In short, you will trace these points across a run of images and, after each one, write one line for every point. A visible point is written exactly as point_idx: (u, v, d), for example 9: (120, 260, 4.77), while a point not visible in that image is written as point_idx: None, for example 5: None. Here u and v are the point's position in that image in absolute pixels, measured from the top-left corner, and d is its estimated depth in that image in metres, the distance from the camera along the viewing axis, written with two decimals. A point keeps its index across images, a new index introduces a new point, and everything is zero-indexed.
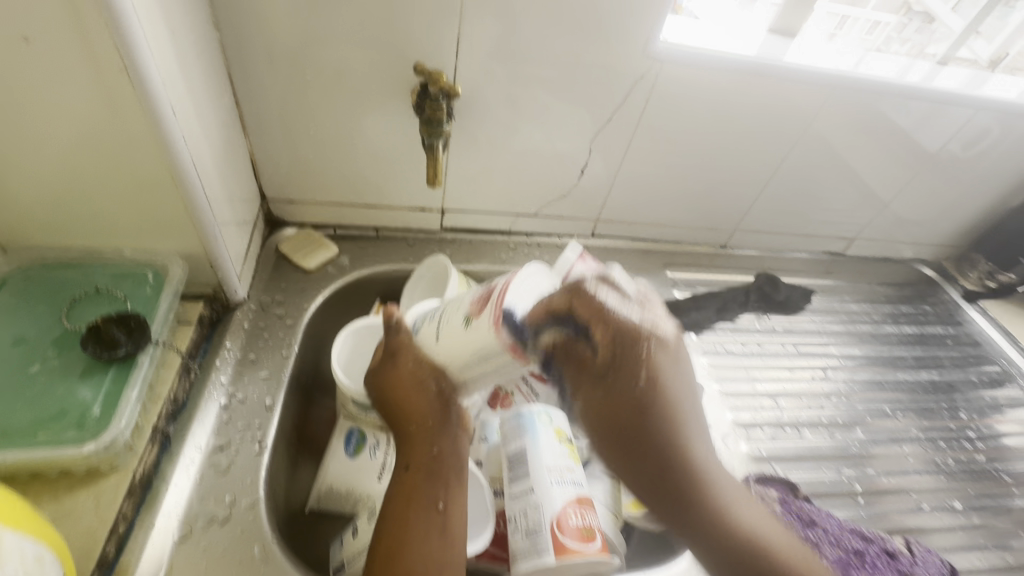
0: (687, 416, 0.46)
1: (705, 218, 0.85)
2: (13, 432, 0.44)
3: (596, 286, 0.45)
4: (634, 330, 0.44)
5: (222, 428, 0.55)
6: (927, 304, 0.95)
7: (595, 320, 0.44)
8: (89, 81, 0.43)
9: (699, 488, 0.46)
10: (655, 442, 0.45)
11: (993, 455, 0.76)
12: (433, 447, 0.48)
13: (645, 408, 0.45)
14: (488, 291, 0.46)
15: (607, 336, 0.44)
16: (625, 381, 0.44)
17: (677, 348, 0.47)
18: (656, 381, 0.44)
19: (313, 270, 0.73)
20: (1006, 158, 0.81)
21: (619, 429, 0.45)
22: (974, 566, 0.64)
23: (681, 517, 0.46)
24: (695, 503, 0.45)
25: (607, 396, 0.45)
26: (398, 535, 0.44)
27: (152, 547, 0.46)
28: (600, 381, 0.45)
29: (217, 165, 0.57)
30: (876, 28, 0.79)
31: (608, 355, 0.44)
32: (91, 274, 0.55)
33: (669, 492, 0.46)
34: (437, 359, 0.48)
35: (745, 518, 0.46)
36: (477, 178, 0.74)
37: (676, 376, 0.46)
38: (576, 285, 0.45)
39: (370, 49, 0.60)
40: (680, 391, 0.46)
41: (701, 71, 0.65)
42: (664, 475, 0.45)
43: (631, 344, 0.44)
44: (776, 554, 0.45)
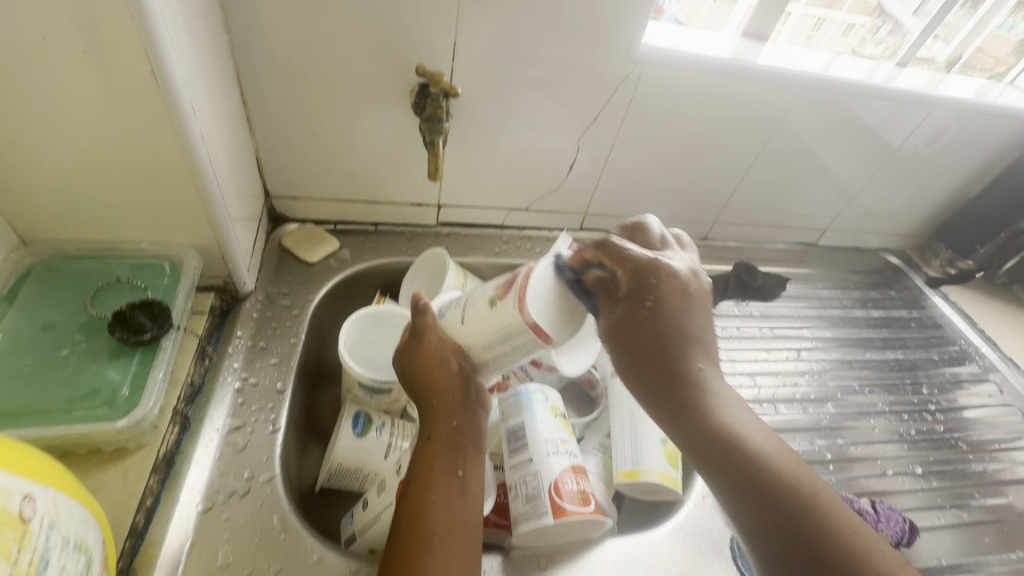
0: (701, 343, 0.50)
1: (687, 211, 0.90)
2: (50, 409, 0.49)
3: (617, 240, 0.53)
4: (651, 262, 0.52)
5: (237, 410, 0.59)
6: (893, 290, 1.01)
7: (617, 262, 0.52)
8: (116, 87, 0.46)
9: (705, 397, 0.48)
10: (667, 349, 0.49)
11: (952, 425, 0.82)
12: (454, 419, 0.52)
13: (659, 319, 0.50)
14: (512, 276, 0.50)
15: (626, 273, 0.51)
16: (639, 302, 0.50)
17: (696, 291, 0.52)
18: (665, 299, 0.50)
19: (316, 263, 0.77)
20: (962, 153, 0.88)
21: (637, 343, 0.50)
22: (933, 523, 0.70)
23: (682, 411, 0.48)
24: (701, 409, 0.47)
25: (626, 322, 0.50)
26: (424, 495, 0.48)
27: (178, 519, 0.50)
28: (617, 306, 0.51)
29: (228, 163, 0.60)
30: (850, 30, 0.84)
31: (631, 286, 0.51)
32: (110, 266, 0.59)
33: (674, 390, 0.48)
34: (461, 340, 0.53)
35: (749, 432, 0.46)
36: (472, 174, 0.78)
37: (693, 311, 0.51)
38: (604, 242, 0.53)
39: (372, 53, 0.63)
40: (694, 320, 0.51)
41: (680, 72, 0.69)
42: (671, 372, 0.49)
43: (648, 274, 0.51)
44: (779, 468, 0.44)
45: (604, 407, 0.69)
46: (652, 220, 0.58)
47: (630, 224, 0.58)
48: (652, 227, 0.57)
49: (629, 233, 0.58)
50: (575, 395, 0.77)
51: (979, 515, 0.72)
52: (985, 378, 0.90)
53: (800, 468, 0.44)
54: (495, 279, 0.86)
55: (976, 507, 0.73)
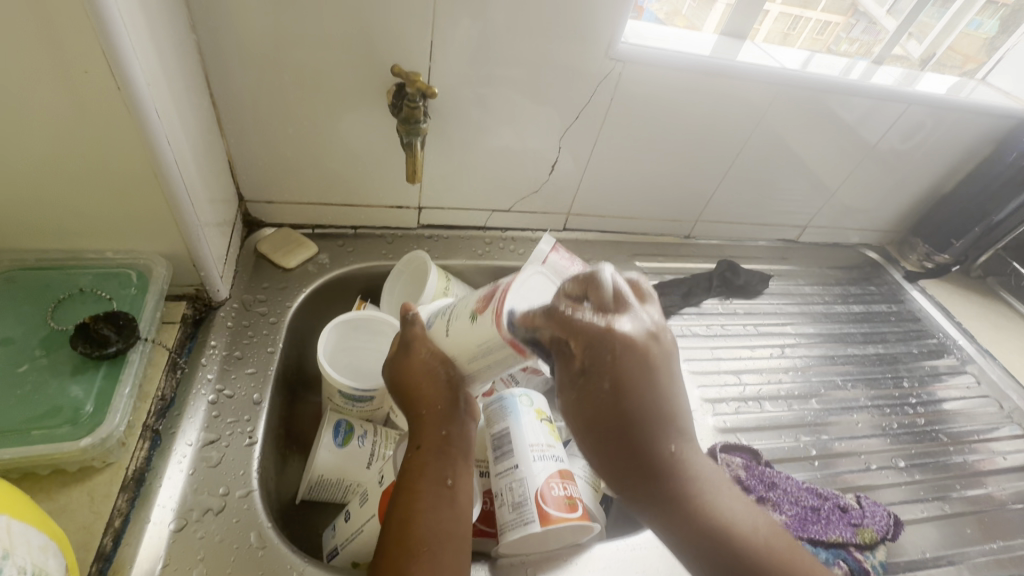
0: (671, 421, 0.45)
1: (670, 210, 0.90)
2: (9, 430, 0.47)
3: (569, 303, 0.45)
4: (607, 332, 0.44)
5: (211, 423, 0.57)
6: (874, 285, 1.02)
7: (569, 334, 0.44)
8: (69, 86, 0.44)
9: (677, 484, 0.45)
10: (634, 437, 0.44)
11: (932, 418, 0.83)
12: (442, 429, 0.51)
13: (623, 408, 0.44)
14: (491, 290, 0.48)
15: (581, 345, 0.44)
16: (596, 383, 0.44)
17: (658, 358, 0.45)
18: (627, 383, 0.44)
19: (294, 268, 0.74)
20: (937, 149, 0.89)
21: (599, 428, 0.45)
22: (917, 516, 0.71)
23: (654, 500, 0.45)
24: (675, 501, 0.45)
25: (590, 406, 0.45)
26: (411, 504, 0.47)
27: (149, 539, 0.48)
28: (575, 384, 0.46)
29: (198, 167, 0.58)
30: (827, 28, 0.84)
31: (585, 360, 0.45)
32: (73, 276, 0.57)
33: (644, 481, 0.45)
34: (446, 352, 0.50)
35: (726, 511, 0.46)
36: (453, 175, 0.77)
37: (658, 379, 0.44)
38: (554, 308, 0.45)
39: (346, 52, 0.62)
40: (660, 396, 0.44)
41: (661, 71, 0.69)
42: (640, 462, 0.44)
43: (604, 351, 0.44)
44: (757, 545, 0.45)
45: None
46: (606, 270, 0.47)
47: (583, 275, 0.47)
48: (606, 279, 0.46)
49: (581, 285, 0.47)
50: (561, 397, 0.77)
51: (960, 506, 0.73)
52: (963, 370, 0.91)
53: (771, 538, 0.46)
54: (478, 281, 0.85)
55: (957, 498, 0.74)
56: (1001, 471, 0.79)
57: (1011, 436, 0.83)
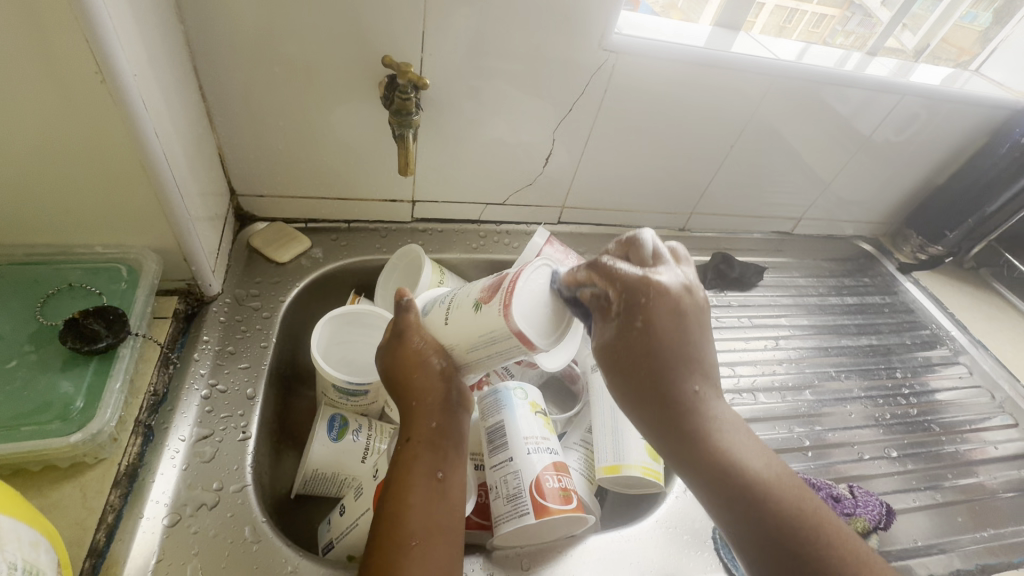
0: (701, 366, 0.47)
1: (665, 203, 0.90)
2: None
3: (610, 258, 0.49)
4: (643, 279, 0.47)
5: (204, 418, 0.56)
6: (867, 277, 1.03)
7: (607, 281, 0.47)
8: (54, 79, 0.43)
9: (706, 425, 0.46)
10: (664, 375, 0.46)
11: (925, 408, 0.84)
12: (434, 421, 0.51)
13: (659, 349, 0.46)
14: (499, 280, 0.49)
15: (619, 291, 0.47)
16: (633, 322, 0.46)
17: (692, 309, 0.47)
18: (662, 323, 0.46)
19: (287, 262, 0.74)
20: (930, 141, 0.89)
21: (632, 366, 0.47)
22: (909, 505, 0.71)
23: (685, 440, 0.46)
24: (700, 443, 0.46)
25: (621, 351, 0.47)
26: (401, 496, 0.47)
27: (142, 534, 0.48)
28: (606, 331, 0.48)
29: (188, 161, 0.57)
30: (822, 22, 0.84)
31: (622, 303, 0.47)
32: (63, 272, 0.57)
33: (676, 421, 0.46)
34: (445, 341, 0.51)
35: (749, 456, 0.46)
36: (447, 169, 0.76)
37: (689, 327, 0.47)
38: (596, 260, 0.48)
39: (336, 43, 0.61)
40: (691, 341, 0.47)
41: (655, 63, 0.69)
42: (672, 402, 0.46)
43: (637, 294, 0.46)
44: (778, 490, 0.45)
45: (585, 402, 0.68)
46: (646, 233, 0.50)
47: (624, 238, 0.51)
48: (646, 241, 0.50)
49: (623, 248, 0.51)
50: (556, 390, 0.77)
51: (952, 495, 0.74)
52: (955, 360, 0.92)
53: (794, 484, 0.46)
54: (473, 275, 0.84)
55: (949, 487, 0.75)
56: (992, 460, 0.79)
57: (1002, 426, 0.84)
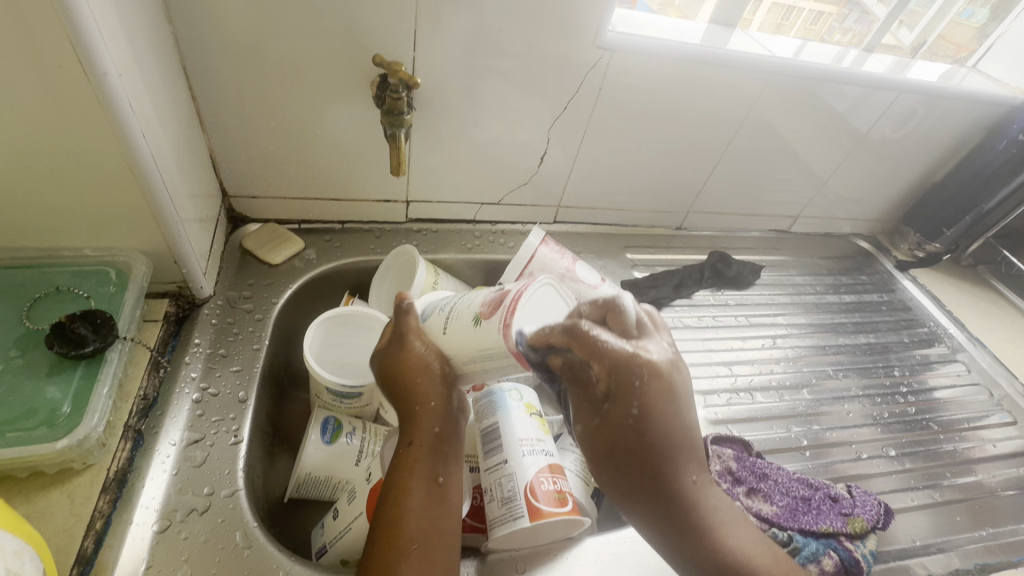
0: (688, 450, 0.46)
1: (661, 202, 0.89)
2: None
3: (591, 325, 0.45)
4: (632, 360, 0.44)
5: (195, 422, 0.56)
6: (865, 275, 1.02)
7: (592, 357, 0.44)
8: (38, 79, 0.42)
9: (698, 517, 0.46)
10: (659, 469, 0.45)
11: (923, 406, 0.83)
12: (436, 426, 0.50)
13: (646, 439, 0.44)
14: (501, 295, 0.47)
15: (605, 369, 0.45)
16: (621, 410, 0.44)
17: (680, 387, 0.46)
18: (653, 411, 0.44)
19: (280, 264, 0.73)
20: (928, 138, 0.89)
21: (619, 455, 0.45)
22: (908, 504, 0.71)
23: (675, 530, 0.46)
24: (694, 529, 0.45)
25: (610, 436, 0.45)
26: (402, 502, 0.46)
27: (131, 541, 0.47)
28: (595, 411, 0.46)
29: (177, 162, 0.57)
30: (821, 18, 0.83)
31: (608, 384, 0.45)
32: (50, 275, 0.56)
33: (667, 512, 0.46)
34: (445, 348, 0.50)
35: (737, 537, 0.47)
36: (441, 168, 0.75)
37: (679, 410, 0.45)
38: (575, 329, 0.45)
39: (328, 43, 0.60)
40: (680, 426, 0.45)
41: (650, 60, 0.68)
42: (662, 494, 0.45)
43: (627, 378, 0.44)
44: (766, 569, 0.47)
45: None
46: (627, 297, 0.47)
47: (602, 300, 0.48)
48: (627, 306, 0.47)
49: (599, 313, 0.48)
50: (552, 391, 0.76)
51: (951, 494, 0.73)
52: (954, 358, 0.92)
53: (775, 551, 0.49)
54: (468, 276, 0.84)
55: (948, 486, 0.74)
56: (991, 458, 0.79)
57: (1001, 424, 0.84)
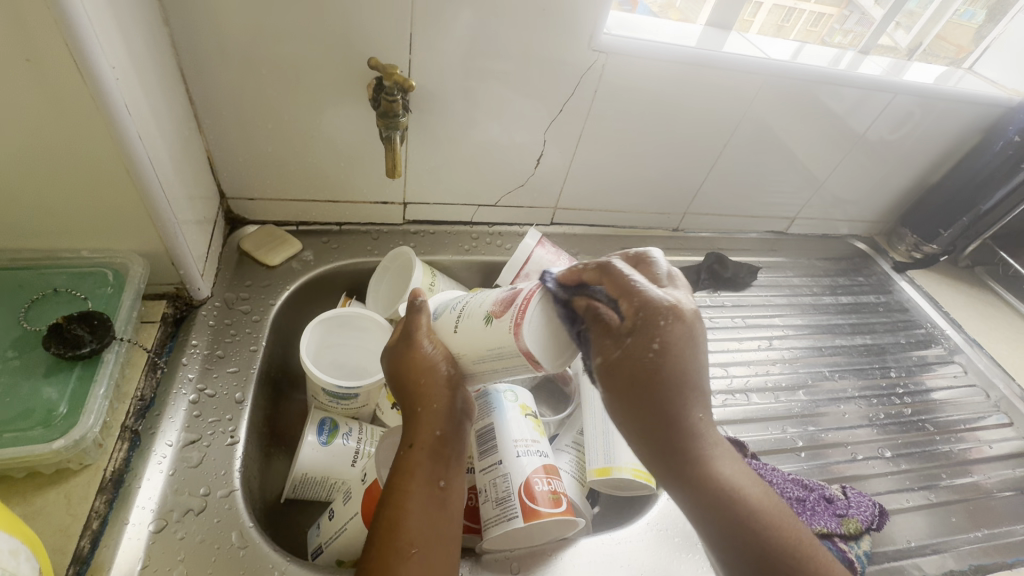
0: (702, 392, 0.46)
1: (658, 204, 0.89)
2: None
3: (624, 265, 0.49)
4: (656, 300, 0.46)
5: (192, 423, 0.56)
6: (862, 276, 1.02)
7: (621, 295, 0.47)
8: (36, 83, 0.43)
9: (702, 452, 0.45)
10: (670, 399, 0.45)
11: (919, 407, 0.83)
12: (438, 429, 0.50)
13: (664, 373, 0.44)
14: (513, 295, 0.48)
15: (631, 307, 0.46)
16: (642, 343, 0.45)
17: (700, 333, 0.46)
18: (671, 347, 0.45)
19: (277, 266, 0.74)
20: (924, 139, 0.89)
21: (633, 389, 0.45)
22: (903, 506, 0.71)
23: (679, 462, 0.45)
24: (693, 459, 0.45)
25: (625, 368, 0.45)
26: (402, 503, 0.47)
27: (128, 540, 0.48)
28: (613, 345, 0.46)
29: (175, 164, 0.57)
30: (821, 20, 0.84)
31: (633, 321, 0.46)
32: (48, 276, 0.57)
33: (673, 444, 0.45)
34: (454, 348, 0.51)
35: (737, 478, 0.45)
36: (438, 170, 0.76)
37: (697, 352, 0.46)
38: (607, 266, 0.49)
39: (324, 45, 0.61)
40: (695, 367, 0.46)
41: (647, 62, 0.68)
42: (670, 430, 0.45)
43: (652, 313, 0.45)
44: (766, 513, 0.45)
45: (576, 404, 0.68)
46: (656, 253, 0.51)
47: (634, 254, 0.52)
48: (656, 261, 0.50)
49: (632, 264, 0.52)
50: (549, 392, 0.76)
51: (946, 495, 0.74)
52: (951, 359, 0.92)
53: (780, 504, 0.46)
54: (465, 277, 0.84)
55: (944, 487, 0.74)
56: (988, 459, 0.79)
57: (998, 425, 0.84)
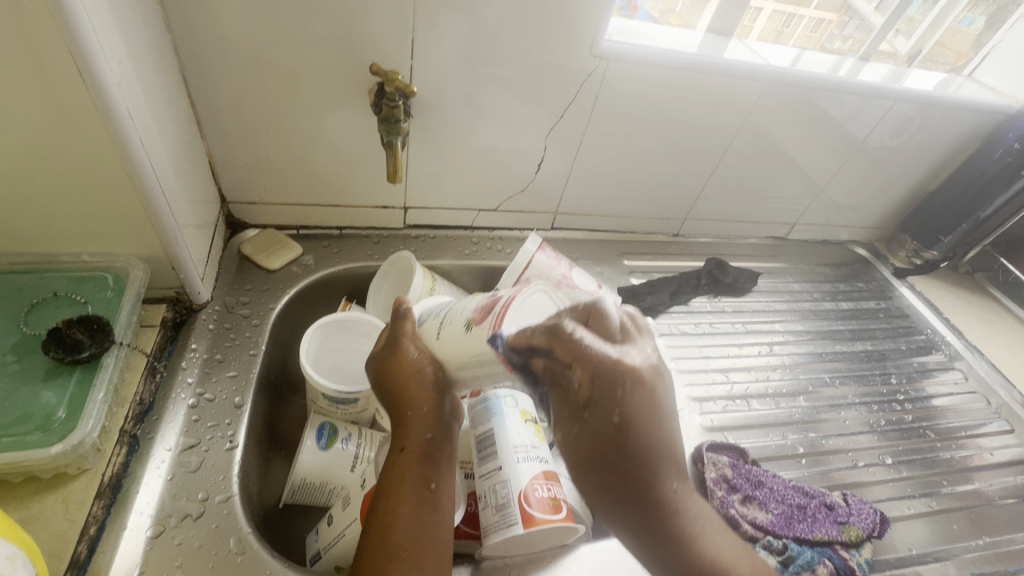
0: (668, 458, 0.46)
1: (658, 209, 0.89)
2: None
3: (575, 326, 0.44)
4: (614, 366, 0.44)
5: (191, 427, 0.56)
6: (862, 281, 1.02)
7: (575, 359, 0.43)
8: (39, 87, 0.43)
9: (672, 520, 0.46)
10: (636, 474, 0.45)
11: (920, 414, 0.83)
12: (427, 432, 0.50)
13: (628, 444, 0.45)
14: (492, 303, 0.46)
15: (587, 374, 0.44)
16: (605, 416, 0.44)
17: (662, 394, 0.46)
18: (633, 418, 0.44)
19: (277, 270, 0.74)
20: (924, 146, 0.89)
21: (600, 460, 0.46)
22: (905, 513, 0.71)
23: (648, 530, 0.46)
24: (661, 528, 0.46)
25: (589, 441, 0.46)
26: (393, 509, 0.47)
27: (126, 546, 0.47)
28: (576, 415, 0.46)
29: (176, 168, 0.57)
30: (821, 26, 0.84)
31: (591, 390, 0.44)
32: (48, 280, 0.57)
33: (643, 513, 0.46)
34: (438, 354, 0.50)
35: (707, 539, 0.47)
36: (438, 175, 0.76)
37: (660, 416, 0.45)
38: (558, 330, 0.43)
39: (326, 49, 0.61)
40: (660, 433, 0.45)
41: (647, 69, 0.69)
42: (638, 505, 0.46)
43: (611, 383, 0.44)
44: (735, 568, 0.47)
45: None
46: (609, 300, 0.47)
47: (585, 303, 0.47)
48: (609, 309, 0.46)
49: (582, 314, 0.46)
50: None
51: (948, 502, 0.73)
52: (951, 366, 0.92)
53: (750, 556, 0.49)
54: (465, 281, 0.84)
55: (945, 494, 0.74)
56: (989, 466, 0.79)
57: (999, 432, 0.84)
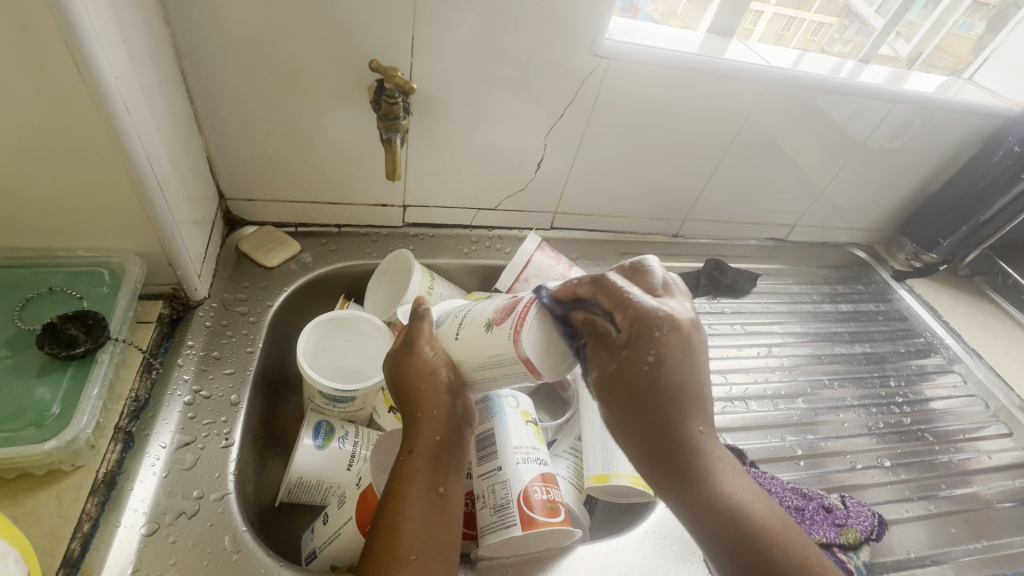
0: (700, 403, 0.44)
1: (658, 209, 0.89)
2: None
3: (619, 279, 0.48)
4: (653, 310, 0.45)
5: (186, 425, 0.56)
6: (861, 284, 1.02)
7: (616, 306, 0.46)
8: (36, 79, 0.43)
9: (705, 465, 0.43)
10: (665, 412, 0.44)
11: (918, 417, 0.83)
12: (438, 434, 0.50)
13: (660, 382, 0.44)
14: (514, 303, 0.48)
15: (626, 318, 0.46)
16: (639, 355, 0.44)
17: (698, 342, 0.45)
18: (667, 359, 0.44)
19: (276, 268, 0.73)
20: (925, 148, 0.89)
21: (631, 399, 0.45)
22: (902, 516, 0.71)
23: (676, 474, 0.44)
24: (690, 473, 0.43)
25: (619, 381, 0.45)
26: (401, 511, 0.46)
27: (118, 544, 0.47)
28: (611, 360, 0.46)
29: (174, 163, 0.57)
30: (821, 30, 0.84)
31: (629, 333, 0.45)
32: (44, 275, 0.56)
33: (672, 455, 0.44)
34: (454, 355, 0.50)
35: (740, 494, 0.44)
36: (438, 173, 0.76)
37: (695, 361, 0.45)
38: (600, 280, 0.48)
39: (325, 45, 0.61)
40: (693, 377, 0.44)
41: (648, 68, 0.68)
42: (671, 449, 0.44)
43: (648, 327, 0.45)
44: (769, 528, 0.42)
45: (574, 409, 0.67)
46: (652, 261, 0.50)
47: (629, 264, 0.51)
48: (653, 268, 0.50)
49: (628, 274, 0.50)
50: (546, 397, 0.76)
51: (945, 506, 0.73)
52: (949, 369, 0.91)
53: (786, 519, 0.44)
54: (464, 281, 0.84)
55: (943, 498, 0.74)
56: (988, 470, 0.79)
57: (997, 435, 0.84)
